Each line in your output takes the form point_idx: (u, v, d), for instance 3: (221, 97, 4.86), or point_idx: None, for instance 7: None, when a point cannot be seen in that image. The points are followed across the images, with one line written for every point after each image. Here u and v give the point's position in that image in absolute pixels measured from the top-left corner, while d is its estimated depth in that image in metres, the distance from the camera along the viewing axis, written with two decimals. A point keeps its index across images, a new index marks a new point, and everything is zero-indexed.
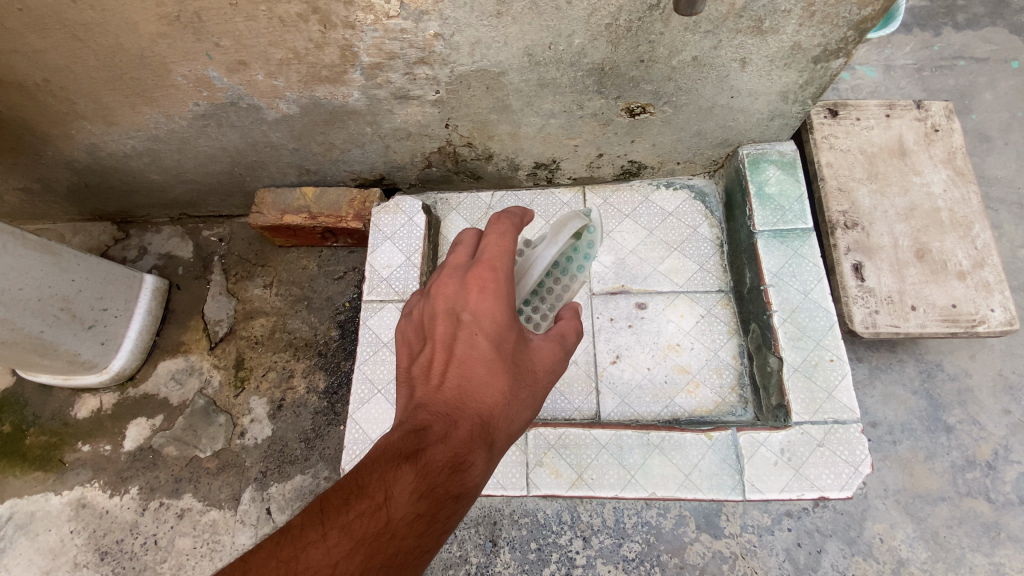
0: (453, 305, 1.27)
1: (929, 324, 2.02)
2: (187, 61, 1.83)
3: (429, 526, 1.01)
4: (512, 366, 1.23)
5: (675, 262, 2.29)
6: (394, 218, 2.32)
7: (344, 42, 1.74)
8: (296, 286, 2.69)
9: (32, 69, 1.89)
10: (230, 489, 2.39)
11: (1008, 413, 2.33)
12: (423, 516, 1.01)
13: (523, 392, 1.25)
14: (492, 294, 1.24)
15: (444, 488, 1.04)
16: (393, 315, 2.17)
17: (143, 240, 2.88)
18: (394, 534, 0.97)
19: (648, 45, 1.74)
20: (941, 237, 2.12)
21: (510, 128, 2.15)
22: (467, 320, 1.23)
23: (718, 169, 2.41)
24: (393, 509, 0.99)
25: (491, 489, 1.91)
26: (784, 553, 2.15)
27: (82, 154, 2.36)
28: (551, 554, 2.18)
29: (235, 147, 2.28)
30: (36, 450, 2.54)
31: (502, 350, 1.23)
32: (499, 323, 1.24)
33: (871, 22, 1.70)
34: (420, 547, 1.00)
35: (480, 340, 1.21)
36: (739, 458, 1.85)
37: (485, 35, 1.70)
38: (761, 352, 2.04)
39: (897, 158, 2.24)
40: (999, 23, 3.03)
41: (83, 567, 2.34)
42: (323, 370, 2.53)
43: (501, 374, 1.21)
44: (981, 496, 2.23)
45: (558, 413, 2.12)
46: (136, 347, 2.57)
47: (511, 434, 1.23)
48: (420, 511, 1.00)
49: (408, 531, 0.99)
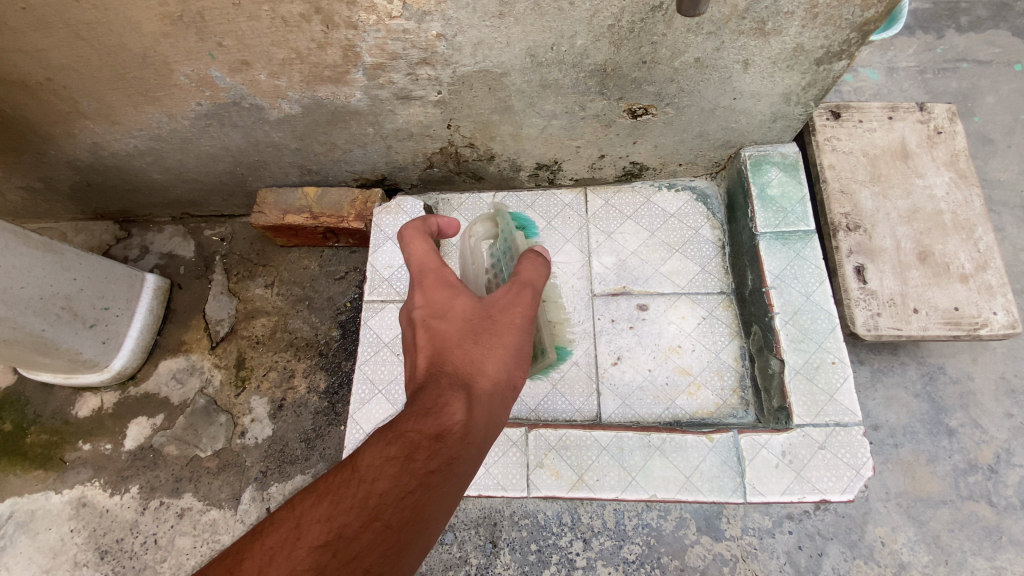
0: (410, 314, 1.46)
1: (932, 326, 2.01)
2: (189, 61, 1.83)
3: (405, 467, 1.08)
4: (467, 330, 1.36)
5: (676, 263, 2.29)
6: (395, 219, 2.32)
7: (346, 42, 1.74)
8: (297, 286, 2.69)
9: (35, 68, 1.89)
10: (230, 488, 2.39)
11: (1011, 416, 2.32)
12: (397, 458, 1.09)
13: (487, 350, 1.33)
14: (433, 288, 1.45)
15: (414, 433, 1.13)
16: (394, 316, 2.16)
17: (145, 239, 2.89)
18: (364, 476, 1.06)
19: (651, 47, 1.74)
20: (944, 239, 2.11)
21: (512, 128, 2.15)
22: (420, 314, 1.43)
23: (720, 170, 2.41)
24: (369, 458, 1.09)
25: (491, 490, 1.90)
26: (785, 556, 2.15)
27: (85, 153, 2.36)
28: (551, 556, 2.17)
29: (237, 147, 2.28)
30: (36, 449, 2.54)
31: (460, 325, 1.37)
32: (448, 306, 1.41)
33: (875, 24, 1.70)
34: (401, 487, 1.05)
35: (436, 324, 1.39)
36: (740, 461, 1.85)
37: (487, 35, 1.70)
38: (763, 355, 2.03)
39: (900, 160, 2.23)
40: (1002, 26, 3.02)
41: (83, 566, 2.34)
42: (324, 370, 2.53)
43: (460, 343, 1.34)
44: (983, 499, 2.23)
45: (558, 414, 2.12)
46: (137, 346, 2.57)
47: (492, 388, 1.28)
48: (390, 453, 1.09)
49: (384, 472, 1.06)
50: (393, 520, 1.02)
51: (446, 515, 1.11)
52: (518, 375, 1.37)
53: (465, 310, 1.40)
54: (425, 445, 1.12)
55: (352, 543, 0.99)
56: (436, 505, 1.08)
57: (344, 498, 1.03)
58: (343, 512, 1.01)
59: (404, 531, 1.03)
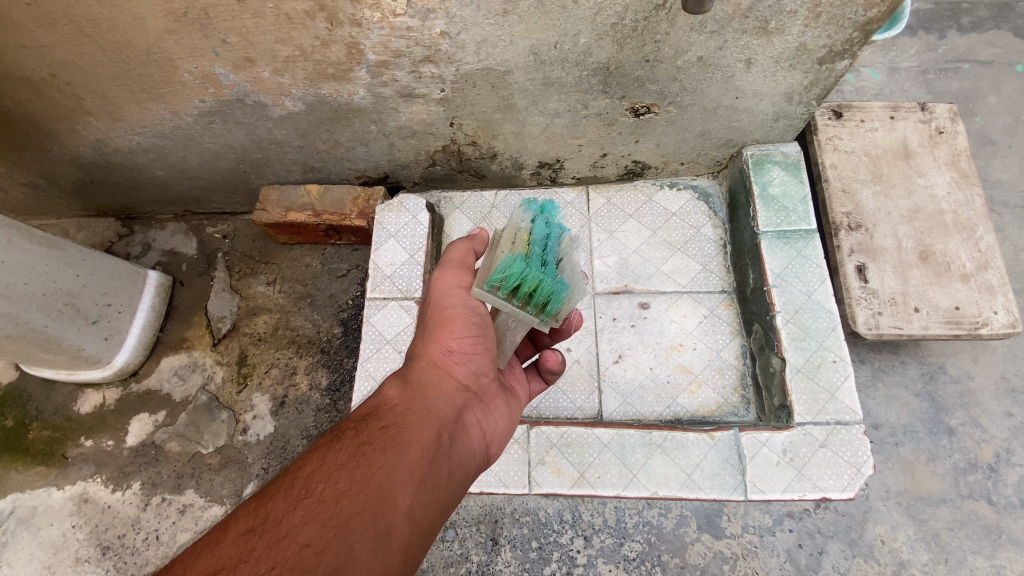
0: None
1: (933, 325, 2.01)
2: (194, 58, 1.84)
3: (336, 446, 1.13)
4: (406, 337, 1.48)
5: (678, 262, 2.30)
6: (398, 217, 2.32)
7: (350, 40, 1.74)
8: (299, 283, 2.70)
9: (40, 64, 1.89)
10: (232, 485, 2.39)
11: (1011, 416, 2.33)
12: (329, 443, 1.15)
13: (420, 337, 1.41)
14: None
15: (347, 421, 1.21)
16: (396, 313, 2.17)
17: (147, 236, 2.89)
18: (298, 467, 1.10)
19: (654, 45, 1.75)
20: (945, 239, 2.12)
21: (514, 127, 2.15)
22: None
23: (722, 169, 2.41)
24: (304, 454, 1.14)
25: (493, 487, 1.90)
26: (785, 554, 2.15)
27: (88, 150, 2.36)
28: (551, 553, 2.18)
29: (240, 144, 2.28)
30: (39, 445, 2.55)
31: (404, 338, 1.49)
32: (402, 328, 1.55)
33: (877, 23, 1.70)
34: (332, 464, 1.09)
35: None
36: (741, 459, 1.85)
37: (491, 33, 1.71)
38: (764, 353, 2.04)
39: (902, 160, 2.23)
40: (1004, 26, 3.03)
41: (84, 561, 2.35)
42: (326, 368, 2.54)
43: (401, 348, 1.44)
44: (982, 498, 2.23)
45: (560, 412, 2.12)
46: (139, 343, 2.57)
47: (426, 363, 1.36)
48: (323, 442, 1.16)
49: (315, 457, 1.11)
50: (327, 493, 1.02)
51: (401, 479, 1.09)
52: (462, 350, 1.41)
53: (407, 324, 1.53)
54: (352, 426, 1.19)
55: (280, 522, 0.97)
56: (378, 468, 1.08)
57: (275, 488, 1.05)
58: (274, 499, 1.03)
59: (342, 502, 1.01)
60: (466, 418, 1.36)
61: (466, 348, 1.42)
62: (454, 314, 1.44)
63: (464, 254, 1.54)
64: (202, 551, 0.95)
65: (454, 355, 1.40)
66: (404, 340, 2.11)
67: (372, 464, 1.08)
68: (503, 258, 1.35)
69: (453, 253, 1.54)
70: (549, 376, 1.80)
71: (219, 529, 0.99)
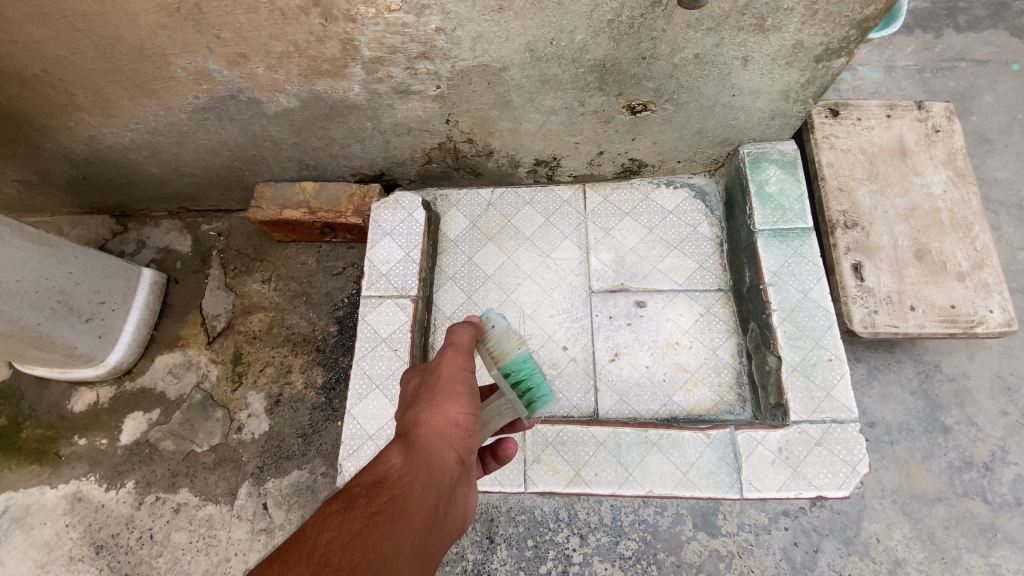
0: None
1: (928, 324, 2.01)
2: (187, 53, 1.82)
3: (347, 515, 1.03)
4: (410, 398, 1.36)
5: (675, 260, 2.30)
6: (394, 214, 2.31)
7: (345, 35, 1.73)
8: (294, 281, 2.69)
9: (32, 60, 1.88)
10: (227, 484, 2.38)
11: (1006, 414, 2.34)
12: (338, 512, 1.04)
13: (427, 403, 1.29)
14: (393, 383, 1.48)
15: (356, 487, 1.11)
16: (391, 311, 2.15)
17: (141, 234, 2.87)
18: (309, 533, 1.00)
19: (650, 42, 1.74)
20: (941, 238, 2.12)
21: (510, 124, 2.14)
22: None
23: (719, 168, 2.41)
24: (310, 520, 1.03)
25: (488, 486, 1.89)
26: (781, 553, 2.15)
27: (81, 146, 2.35)
28: (547, 552, 2.17)
29: (234, 141, 2.27)
30: (32, 443, 2.53)
31: (406, 399, 1.37)
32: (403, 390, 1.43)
33: (874, 21, 1.70)
34: (345, 534, 0.98)
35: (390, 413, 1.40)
36: (737, 457, 1.85)
37: (487, 29, 1.70)
38: (760, 351, 2.04)
39: (898, 158, 2.23)
40: (1001, 25, 3.03)
41: (78, 561, 2.33)
42: (321, 366, 2.53)
43: (404, 410, 1.33)
44: (977, 497, 2.24)
45: (556, 410, 2.12)
46: (133, 341, 2.55)
47: (435, 430, 1.24)
48: (332, 508, 1.06)
49: (325, 526, 1.01)
50: (344, 564, 0.92)
51: (410, 554, 0.99)
52: (471, 423, 1.29)
53: (411, 384, 1.41)
54: (362, 494, 1.09)
55: None
56: (391, 540, 0.98)
57: (292, 555, 0.94)
58: (291, 567, 0.92)
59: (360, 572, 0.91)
60: (464, 494, 1.24)
61: (475, 420, 1.30)
62: (462, 384, 1.32)
63: (472, 338, 1.41)
64: None
65: (459, 427, 1.27)
66: (400, 339, 2.10)
67: (386, 536, 0.99)
68: (523, 352, 1.44)
69: (459, 335, 1.39)
70: (491, 462, 1.63)
71: None
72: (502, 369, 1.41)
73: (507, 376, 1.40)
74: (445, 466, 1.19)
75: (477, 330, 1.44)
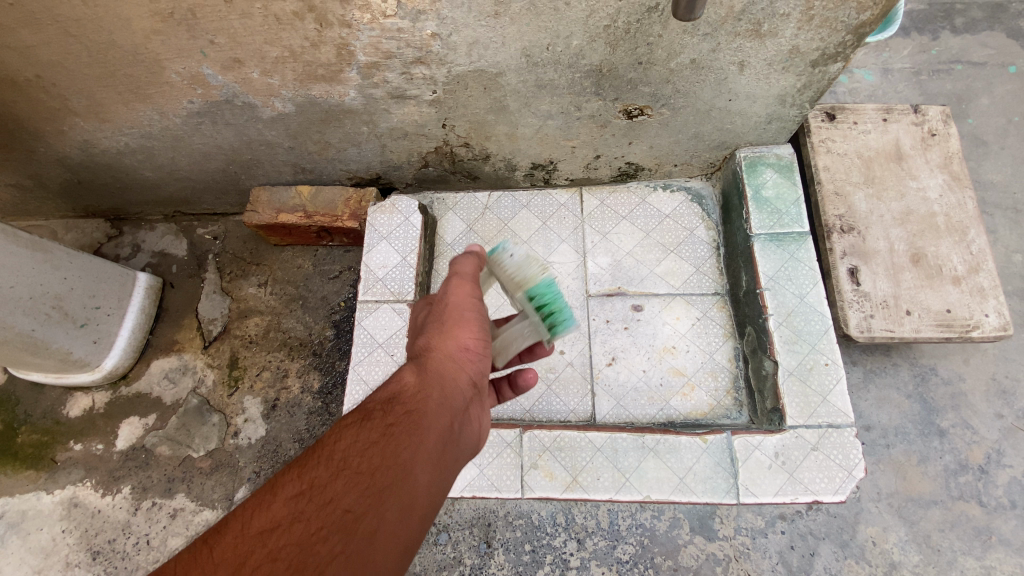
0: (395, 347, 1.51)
1: (924, 329, 2.02)
2: (181, 58, 1.81)
3: (365, 425, 1.09)
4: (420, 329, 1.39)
5: (672, 264, 2.30)
6: (390, 219, 2.30)
7: (340, 41, 1.72)
8: (290, 285, 2.68)
9: (25, 65, 1.86)
10: (223, 489, 2.37)
11: (1001, 417, 2.34)
12: (356, 423, 1.10)
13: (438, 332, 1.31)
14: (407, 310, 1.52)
15: (373, 401, 1.16)
16: (388, 316, 2.15)
17: (137, 237, 2.85)
18: (329, 442, 1.07)
19: (647, 47, 1.74)
20: (937, 242, 2.12)
21: (507, 128, 2.13)
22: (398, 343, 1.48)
23: (715, 171, 2.41)
24: (331, 431, 1.11)
25: (485, 491, 1.88)
26: (778, 556, 2.16)
27: (75, 150, 2.33)
28: (544, 557, 2.18)
29: (229, 145, 2.26)
30: (28, 449, 2.52)
31: (418, 327, 1.40)
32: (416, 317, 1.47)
33: (871, 26, 1.70)
34: (362, 445, 1.05)
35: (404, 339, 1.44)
36: (734, 462, 1.85)
37: (483, 35, 1.69)
38: (757, 356, 2.05)
39: (894, 162, 2.24)
40: (997, 27, 3.03)
41: (74, 566, 2.33)
42: (318, 370, 2.53)
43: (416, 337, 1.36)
44: (973, 500, 2.25)
45: (553, 415, 2.12)
46: (129, 346, 2.54)
47: (447, 356, 1.27)
48: (351, 418, 1.12)
49: (343, 440, 1.07)
50: (361, 467, 1.01)
51: (424, 463, 1.07)
52: (479, 350, 1.33)
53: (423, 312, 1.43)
54: (378, 407, 1.14)
55: (326, 488, 0.98)
56: (407, 448, 1.06)
57: (313, 461, 1.03)
58: (313, 467, 1.02)
59: (376, 475, 1.00)
60: (475, 413, 1.28)
61: (484, 347, 1.34)
62: (469, 315, 1.35)
63: (476, 268, 1.46)
64: (253, 508, 0.96)
65: (468, 353, 1.29)
66: (396, 344, 2.09)
67: (402, 448, 1.05)
68: (546, 277, 1.46)
69: (463, 265, 1.44)
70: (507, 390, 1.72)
71: (265, 489, 0.99)
72: (525, 293, 1.44)
73: (530, 299, 1.44)
74: (456, 386, 1.23)
75: (478, 266, 1.47)
